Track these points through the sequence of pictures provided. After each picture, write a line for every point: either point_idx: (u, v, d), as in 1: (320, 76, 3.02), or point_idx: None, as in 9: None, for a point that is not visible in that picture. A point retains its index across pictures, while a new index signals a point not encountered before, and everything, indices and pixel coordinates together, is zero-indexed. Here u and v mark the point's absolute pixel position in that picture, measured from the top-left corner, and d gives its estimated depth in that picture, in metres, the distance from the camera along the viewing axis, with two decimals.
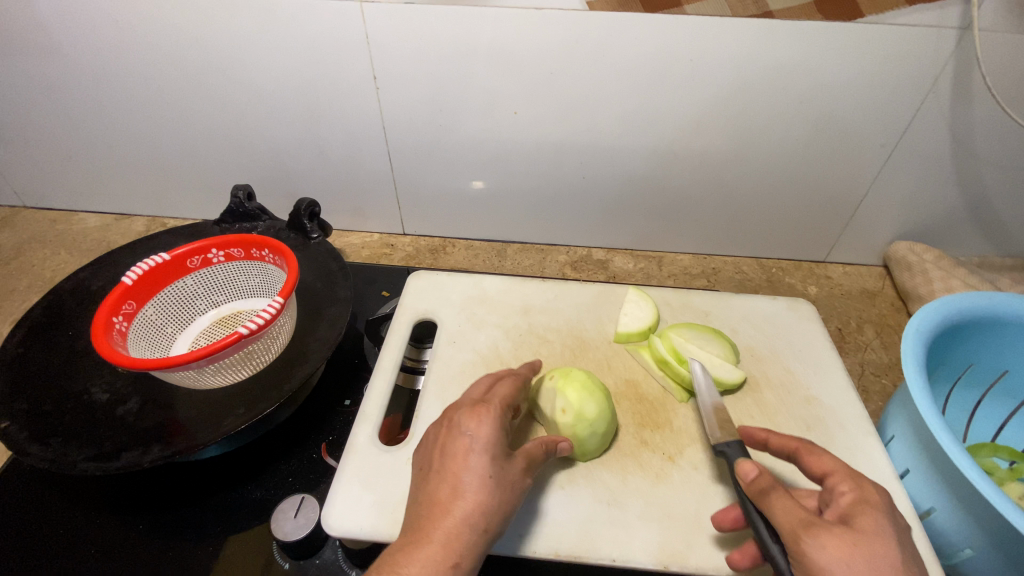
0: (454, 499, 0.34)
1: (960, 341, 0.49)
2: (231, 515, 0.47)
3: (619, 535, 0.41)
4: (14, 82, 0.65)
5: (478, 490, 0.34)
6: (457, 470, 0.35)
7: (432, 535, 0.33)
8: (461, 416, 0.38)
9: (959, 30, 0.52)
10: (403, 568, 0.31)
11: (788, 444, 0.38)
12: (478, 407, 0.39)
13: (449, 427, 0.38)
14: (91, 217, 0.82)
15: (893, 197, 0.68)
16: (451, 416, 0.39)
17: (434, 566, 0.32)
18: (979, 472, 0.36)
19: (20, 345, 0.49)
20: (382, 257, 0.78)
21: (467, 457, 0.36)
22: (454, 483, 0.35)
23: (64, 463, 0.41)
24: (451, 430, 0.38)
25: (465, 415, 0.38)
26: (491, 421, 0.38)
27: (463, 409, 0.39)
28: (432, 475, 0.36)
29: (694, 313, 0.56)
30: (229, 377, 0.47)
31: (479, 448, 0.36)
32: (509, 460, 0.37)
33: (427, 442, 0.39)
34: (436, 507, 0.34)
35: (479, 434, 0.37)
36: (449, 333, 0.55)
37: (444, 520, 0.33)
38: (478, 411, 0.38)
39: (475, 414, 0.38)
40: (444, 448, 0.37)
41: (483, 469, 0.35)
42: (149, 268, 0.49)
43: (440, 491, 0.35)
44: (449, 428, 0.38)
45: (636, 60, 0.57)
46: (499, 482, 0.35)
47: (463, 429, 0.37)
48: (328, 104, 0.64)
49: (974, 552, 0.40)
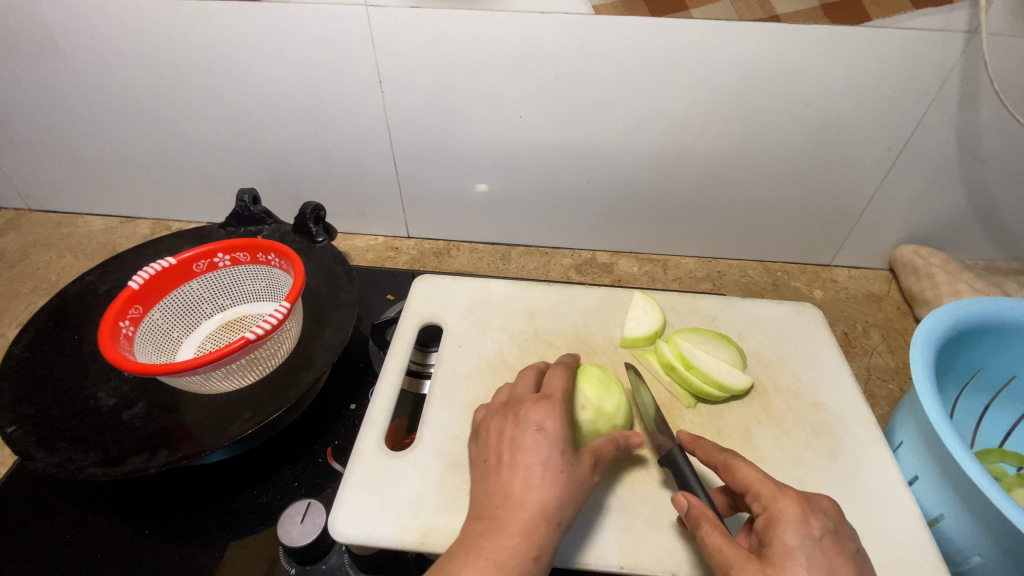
0: (528, 491, 0.35)
1: (968, 347, 0.48)
2: (237, 520, 0.47)
3: (626, 543, 0.41)
4: (20, 85, 0.65)
5: (552, 482, 0.35)
6: (528, 463, 0.36)
7: (510, 524, 0.34)
8: (526, 410, 0.39)
9: (966, 34, 0.52)
10: (486, 554, 0.32)
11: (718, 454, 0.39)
12: (542, 401, 0.40)
13: (514, 420, 0.39)
14: (96, 220, 0.82)
15: (900, 201, 0.68)
16: (515, 409, 0.40)
17: (516, 554, 0.32)
18: (989, 480, 0.36)
19: (26, 349, 0.49)
20: (386, 260, 0.78)
21: (538, 449, 0.37)
22: (526, 475, 0.36)
23: (70, 469, 0.41)
24: (518, 422, 0.39)
25: (531, 409, 0.39)
26: (557, 415, 0.39)
27: (527, 403, 0.40)
28: (502, 467, 0.37)
29: (700, 318, 0.56)
30: (235, 382, 0.47)
31: (548, 441, 0.37)
32: (577, 457, 0.38)
33: (489, 435, 0.40)
34: (510, 498, 0.35)
35: (547, 428, 0.38)
36: (455, 338, 0.54)
37: (519, 510, 0.34)
38: (542, 405, 0.39)
39: (540, 408, 0.39)
40: (511, 440, 0.38)
41: (554, 462, 0.36)
42: (155, 273, 0.49)
43: (512, 482, 0.36)
44: (515, 420, 0.39)
45: (642, 63, 0.57)
46: (572, 476, 0.36)
47: (530, 422, 0.38)
48: (333, 107, 0.64)
49: (983, 559, 0.39)
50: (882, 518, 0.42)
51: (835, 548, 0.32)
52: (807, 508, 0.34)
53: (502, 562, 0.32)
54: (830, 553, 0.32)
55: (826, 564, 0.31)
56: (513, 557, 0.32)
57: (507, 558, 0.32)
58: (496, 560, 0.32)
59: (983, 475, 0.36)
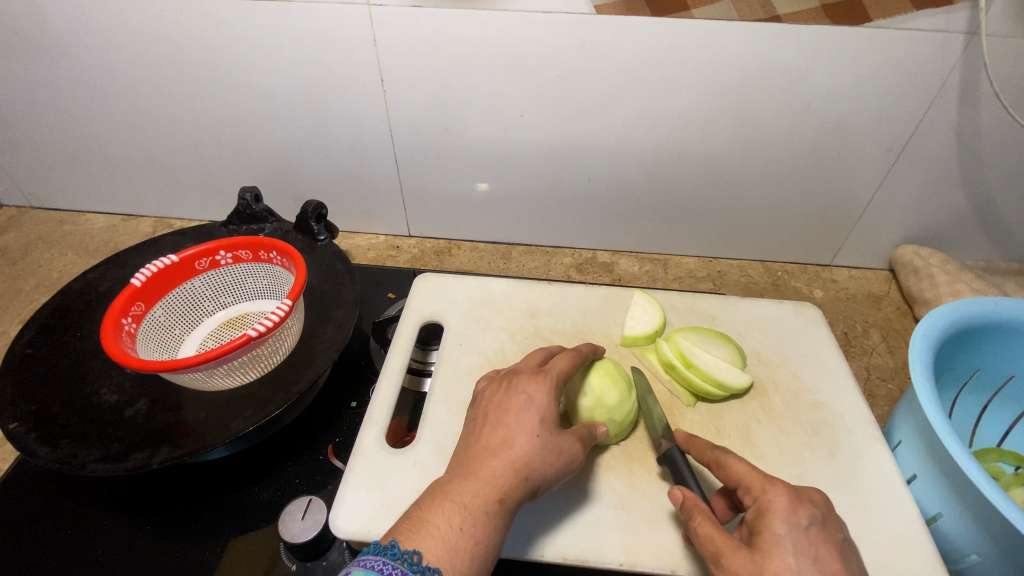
0: (505, 447, 0.36)
1: (967, 347, 0.49)
2: (238, 516, 0.47)
3: (625, 539, 0.41)
4: (23, 83, 0.66)
5: (529, 444, 0.36)
6: (510, 423, 0.37)
7: (479, 475, 0.34)
8: (519, 379, 0.40)
9: (966, 35, 0.52)
10: (452, 497, 0.33)
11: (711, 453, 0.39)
12: (537, 374, 0.40)
13: (507, 386, 0.40)
14: (98, 218, 0.83)
15: (900, 201, 0.68)
16: (509, 378, 0.40)
17: (479, 500, 0.33)
18: (985, 479, 0.36)
19: (29, 346, 0.50)
20: (387, 258, 0.78)
21: (522, 413, 0.37)
22: (507, 434, 0.36)
23: (73, 465, 0.41)
24: (509, 388, 0.39)
25: (524, 379, 0.40)
26: (549, 386, 0.39)
27: (522, 374, 0.40)
28: (485, 426, 0.37)
29: (700, 317, 0.56)
30: (237, 379, 0.47)
31: (535, 406, 0.38)
32: (561, 430, 0.38)
33: (481, 400, 0.41)
34: (487, 453, 0.36)
35: (537, 396, 0.38)
36: (456, 336, 0.55)
37: (491, 463, 0.35)
38: (537, 377, 0.40)
39: (535, 377, 0.40)
40: (499, 403, 0.39)
41: (536, 427, 0.37)
42: (157, 270, 0.49)
43: (492, 439, 0.36)
44: (508, 386, 0.40)
45: (642, 64, 0.57)
46: (551, 443, 0.37)
47: (521, 389, 0.39)
48: (335, 106, 0.64)
49: (980, 558, 0.40)
50: (880, 516, 0.43)
51: (823, 538, 0.33)
52: (796, 499, 0.34)
53: (466, 505, 0.33)
54: (818, 542, 0.32)
55: (813, 552, 0.32)
56: (476, 502, 0.33)
57: (471, 502, 0.33)
58: (461, 502, 0.33)
59: (980, 473, 0.36)
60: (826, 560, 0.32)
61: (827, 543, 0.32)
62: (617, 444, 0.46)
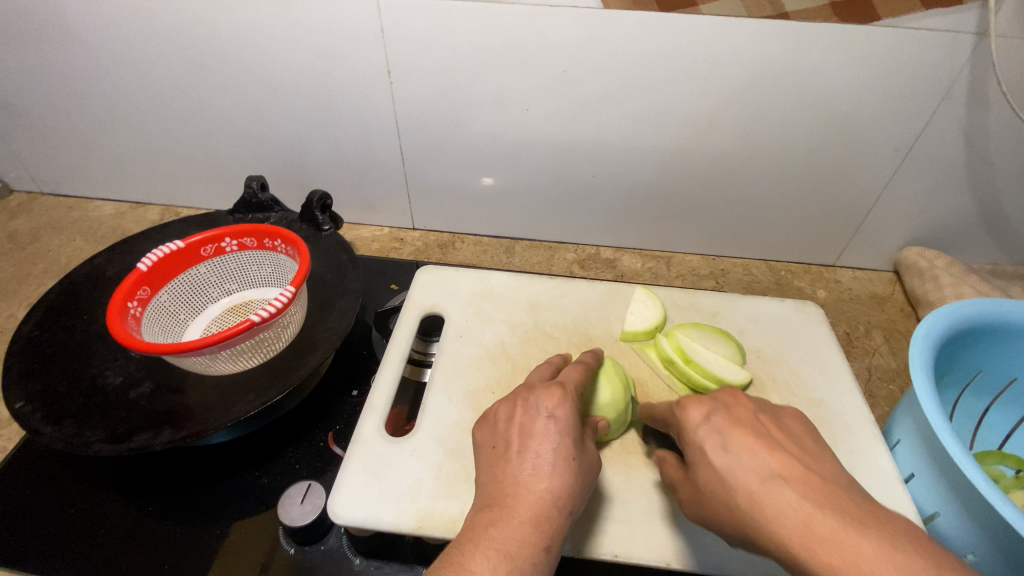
0: (537, 479, 0.34)
1: (969, 348, 0.48)
2: (238, 500, 0.48)
3: (624, 532, 0.41)
4: (33, 69, 0.66)
5: (562, 472, 0.35)
6: (538, 451, 0.36)
7: (520, 515, 0.33)
8: (537, 397, 0.38)
9: (976, 35, 0.52)
10: (496, 544, 0.31)
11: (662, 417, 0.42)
12: (553, 388, 0.39)
13: (524, 406, 0.39)
14: (107, 205, 0.83)
15: (906, 202, 0.68)
16: (524, 396, 0.39)
17: (526, 546, 0.32)
18: (984, 479, 0.36)
19: (36, 328, 0.50)
20: (391, 250, 0.79)
21: (549, 437, 0.36)
22: (536, 463, 0.35)
23: (77, 444, 0.42)
24: (528, 409, 0.38)
25: (542, 396, 0.39)
26: (568, 403, 0.38)
27: (537, 390, 0.39)
28: (511, 455, 0.36)
29: (701, 313, 0.56)
30: (240, 364, 0.48)
31: (559, 428, 0.37)
32: (585, 449, 0.38)
33: (496, 421, 0.39)
34: (520, 488, 0.34)
35: (558, 415, 0.37)
36: (456, 327, 0.55)
37: (528, 499, 0.34)
38: (555, 392, 0.39)
39: (552, 395, 0.39)
40: (520, 427, 0.37)
41: (565, 451, 0.36)
42: (163, 256, 0.50)
43: (522, 471, 0.35)
44: (525, 407, 0.38)
45: (648, 59, 0.57)
46: (580, 464, 0.36)
47: (541, 409, 0.38)
48: (342, 98, 0.65)
49: (977, 557, 0.39)
50: None
51: (729, 422, 0.36)
52: (696, 404, 0.38)
53: (512, 554, 0.31)
54: (724, 429, 0.35)
55: (722, 439, 0.35)
56: (523, 550, 0.31)
57: (518, 549, 0.31)
58: (506, 551, 0.31)
59: (977, 471, 0.36)
60: (737, 438, 0.34)
61: (733, 424, 0.35)
62: (615, 437, 0.46)
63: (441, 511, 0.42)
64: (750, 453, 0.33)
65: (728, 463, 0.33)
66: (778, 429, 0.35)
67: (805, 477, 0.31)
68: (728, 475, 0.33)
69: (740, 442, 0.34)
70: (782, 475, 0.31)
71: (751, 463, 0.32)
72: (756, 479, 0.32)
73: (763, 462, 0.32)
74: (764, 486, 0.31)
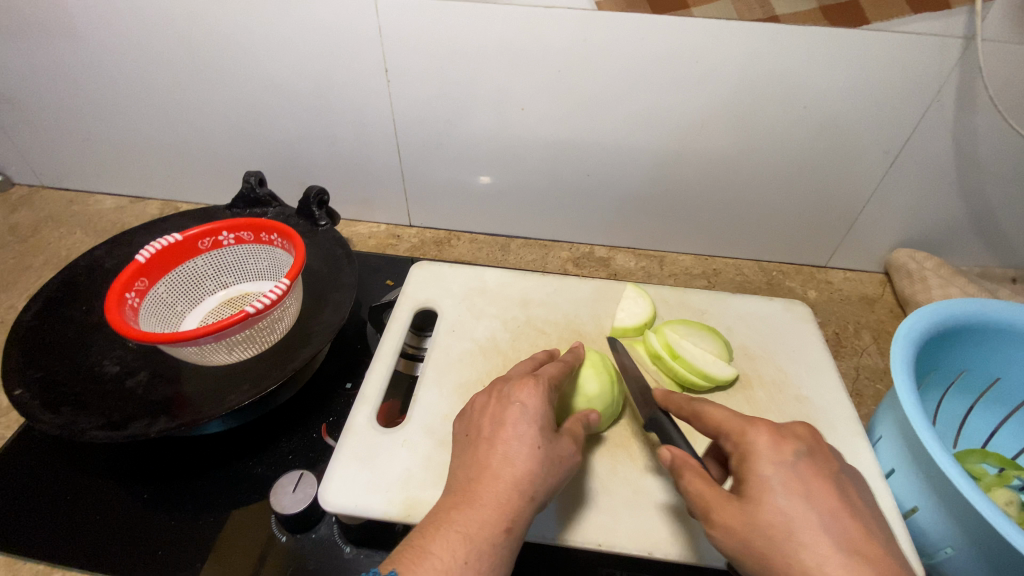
0: (503, 465, 0.35)
1: (952, 347, 0.49)
2: (231, 489, 0.49)
3: (604, 521, 0.42)
4: (36, 64, 0.67)
5: (527, 458, 0.35)
6: (507, 438, 0.36)
7: (481, 498, 0.34)
8: (510, 387, 0.39)
9: (963, 39, 0.53)
10: (456, 526, 0.33)
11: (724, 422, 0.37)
12: (527, 379, 0.40)
13: (498, 397, 0.39)
14: (106, 199, 0.84)
15: (895, 205, 0.69)
16: (500, 387, 0.40)
17: (487, 528, 0.33)
18: (958, 471, 0.37)
19: (35, 317, 0.51)
20: (387, 247, 0.80)
21: (518, 424, 0.37)
22: (503, 450, 0.36)
23: (74, 430, 0.42)
24: (501, 399, 0.39)
25: (515, 386, 0.39)
26: (539, 394, 0.39)
27: (512, 381, 0.40)
28: (479, 442, 0.37)
29: (690, 311, 0.57)
30: (234, 355, 0.48)
31: (527, 416, 0.37)
32: (555, 437, 0.38)
33: (472, 411, 0.40)
34: (485, 473, 0.35)
35: (529, 404, 0.38)
36: (449, 322, 0.56)
37: (492, 484, 0.34)
38: (527, 383, 0.39)
39: (524, 386, 0.39)
40: (493, 416, 0.38)
41: (532, 438, 0.36)
42: (162, 248, 0.51)
43: (488, 457, 0.36)
44: (499, 397, 0.39)
45: (641, 60, 0.58)
46: (549, 452, 0.37)
47: (513, 398, 0.38)
48: (341, 96, 0.66)
49: (955, 551, 0.40)
50: None
51: (811, 471, 0.34)
52: (776, 436, 0.35)
53: (472, 535, 0.32)
54: (806, 477, 0.33)
55: (803, 490, 0.33)
56: (483, 531, 0.32)
57: (478, 531, 0.32)
58: (466, 533, 0.32)
59: (953, 466, 0.37)
60: (818, 495, 0.33)
61: (816, 474, 0.33)
62: (602, 430, 0.47)
63: (429, 499, 0.43)
64: (830, 514, 0.32)
65: (803, 517, 0.32)
66: (850, 489, 0.34)
67: (881, 555, 0.30)
68: (799, 536, 0.31)
69: (822, 503, 0.32)
70: (862, 552, 0.30)
71: (829, 528, 0.31)
72: (833, 548, 0.31)
73: (845, 533, 0.31)
74: (840, 557, 0.30)
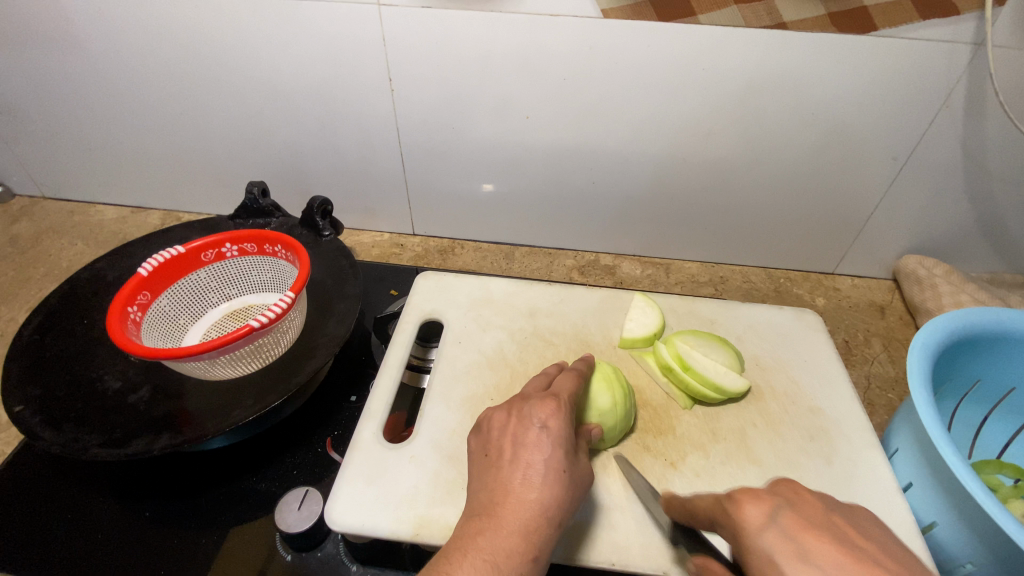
0: (526, 489, 0.34)
1: (967, 357, 0.48)
2: (235, 506, 0.48)
3: (620, 540, 0.41)
4: (38, 75, 0.67)
5: (552, 483, 0.35)
6: (530, 460, 0.36)
7: (508, 524, 0.33)
8: (530, 406, 0.39)
9: (972, 46, 0.52)
10: (484, 553, 0.31)
11: (715, 503, 0.33)
12: (548, 399, 0.39)
13: (518, 415, 0.39)
14: (108, 209, 0.84)
15: (904, 211, 0.68)
16: (519, 405, 0.40)
17: (515, 556, 0.32)
18: (978, 484, 0.36)
19: (36, 332, 0.50)
20: (391, 256, 0.79)
21: (540, 447, 0.36)
22: (526, 473, 0.35)
23: (75, 448, 0.42)
24: (521, 418, 0.38)
25: (535, 406, 0.39)
26: (560, 414, 0.38)
27: (531, 400, 0.40)
28: (501, 464, 0.36)
29: (700, 321, 0.56)
30: (239, 370, 0.48)
31: (550, 439, 0.37)
32: (576, 459, 0.37)
33: (490, 429, 0.39)
34: (510, 498, 0.34)
35: (550, 425, 0.37)
36: (455, 334, 0.55)
37: (518, 509, 0.34)
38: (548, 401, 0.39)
39: (544, 405, 0.39)
40: (513, 437, 0.37)
41: (556, 462, 0.36)
42: (164, 261, 0.50)
43: (512, 480, 0.35)
44: (519, 416, 0.39)
45: (647, 67, 0.57)
46: (571, 475, 0.36)
47: (534, 419, 0.38)
48: (344, 104, 0.65)
49: (975, 567, 0.39)
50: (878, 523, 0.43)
51: (801, 524, 0.29)
52: (752, 497, 0.31)
53: (500, 563, 0.31)
54: (800, 535, 0.28)
55: (798, 549, 0.28)
56: (511, 559, 0.31)
57: (505, 560, 0.31)
58: (494, 560, 0.31)
59: (976, 482, 0.36)
60: (818, 549, 0.27)
61: (807, 529, 0.28)
62: (612, 446, 0.46)
63: (438, 518, 0.42)
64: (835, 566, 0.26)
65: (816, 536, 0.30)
66: (857, 534, 0.29)
67: None
68: None
69: (823, 554, 0.27)
70: None
71: None
72: None
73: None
74: None
